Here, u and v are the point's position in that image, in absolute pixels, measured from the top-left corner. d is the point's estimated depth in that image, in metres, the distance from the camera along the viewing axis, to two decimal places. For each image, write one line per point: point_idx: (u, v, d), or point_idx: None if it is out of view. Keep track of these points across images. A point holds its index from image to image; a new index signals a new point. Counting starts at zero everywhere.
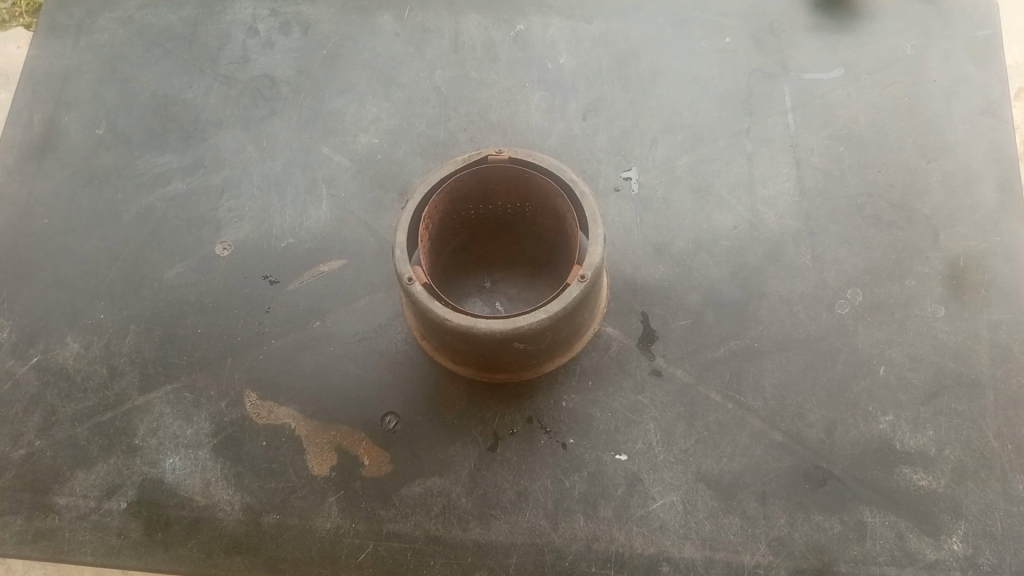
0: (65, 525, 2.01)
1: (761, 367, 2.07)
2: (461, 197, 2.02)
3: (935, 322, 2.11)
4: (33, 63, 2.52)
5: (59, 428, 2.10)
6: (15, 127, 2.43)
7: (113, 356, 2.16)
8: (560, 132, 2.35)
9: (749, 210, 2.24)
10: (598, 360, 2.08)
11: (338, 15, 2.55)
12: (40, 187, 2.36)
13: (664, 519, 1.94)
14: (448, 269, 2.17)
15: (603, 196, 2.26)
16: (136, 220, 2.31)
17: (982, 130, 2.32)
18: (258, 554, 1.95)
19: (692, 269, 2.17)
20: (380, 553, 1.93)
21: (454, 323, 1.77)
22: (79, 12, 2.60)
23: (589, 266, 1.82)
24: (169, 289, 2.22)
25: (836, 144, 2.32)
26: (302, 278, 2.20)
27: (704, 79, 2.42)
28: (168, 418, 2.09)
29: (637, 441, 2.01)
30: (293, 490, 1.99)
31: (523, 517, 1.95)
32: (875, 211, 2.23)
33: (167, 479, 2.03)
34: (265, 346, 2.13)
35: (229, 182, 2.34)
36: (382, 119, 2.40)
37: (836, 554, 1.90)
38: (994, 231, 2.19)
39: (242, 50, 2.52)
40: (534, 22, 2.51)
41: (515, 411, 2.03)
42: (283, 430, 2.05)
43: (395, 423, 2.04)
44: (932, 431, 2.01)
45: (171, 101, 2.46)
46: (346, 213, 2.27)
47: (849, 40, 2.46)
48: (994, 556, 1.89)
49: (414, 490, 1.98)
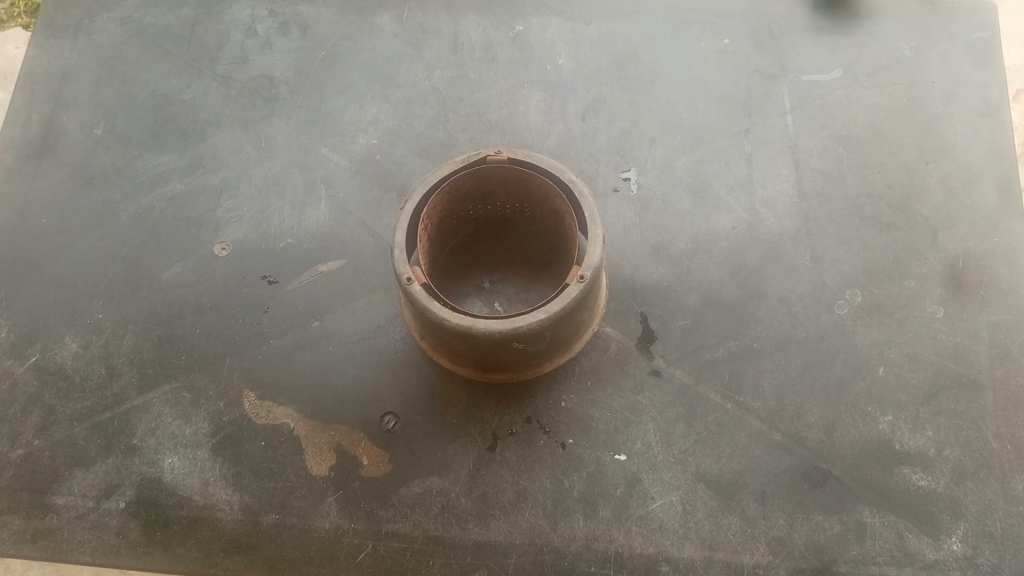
0: (63, 525, 2.00)
1: (760, 368, 2.07)
2: (460, 197, 2.02)
3: (934, 322, 2.11)
4: (32, 63, 2.52)
5: (57, 427, 2.09)
6: (14, 127, 2.43)
7: (112, 356, 2.15)
8: (559, 133, 2.36)
9: (748, 211, 2.24)
10: (597, 360, 2.08)
11: (337, 15, 2.55)
12: (39, 186, 2.35)
13: (663, 520, 1.94)
14: (448, 270, 2.17)
15: (602, 197, 2.26)
16: (135, 220, 2.30)
17: (981, 131, 2.32)
18: (256, 554, 1.94)
19: (692, 269, 2.17)
20: (378, 553, 1.93)
21: (453, 323, 1.77)
22: (79, 12, 2.60)
23: (589, 266, 1.82)
24: (168, 288, 2.22)
25: (834, 145, 2.32)
26: (301, 278, 2.19)
27: (703, 80, 2.42)
28: (167, 418, 2.08)
29: (636, 441, 2.01)
30: (292, 490, 1.99)
31: (522, 517, 1.95)
32: (873, 211, 2.23)
33: (166, 479, 2.03)
34: (264, 346, 2.13)
35: (228, 182, 2.34)
36: (381, 120, 2.40)
37: (835, 554, 1.90)
38: (992, 232, 2.20)
39: (241, 50, 2.52)
40: (533, 23, 2.51)
41: (514, 411, 2.03)
42: (282, 429, 2.05)
43: (394, 423, 2.03)
44: (931, 431, 2.01)
45: (170, 101, 2.46)
46: (345, 213, 2.27)
47: (847, 41, 2.46)
48: (993, 556, 1.89)
49: (413, 490, 1.98)
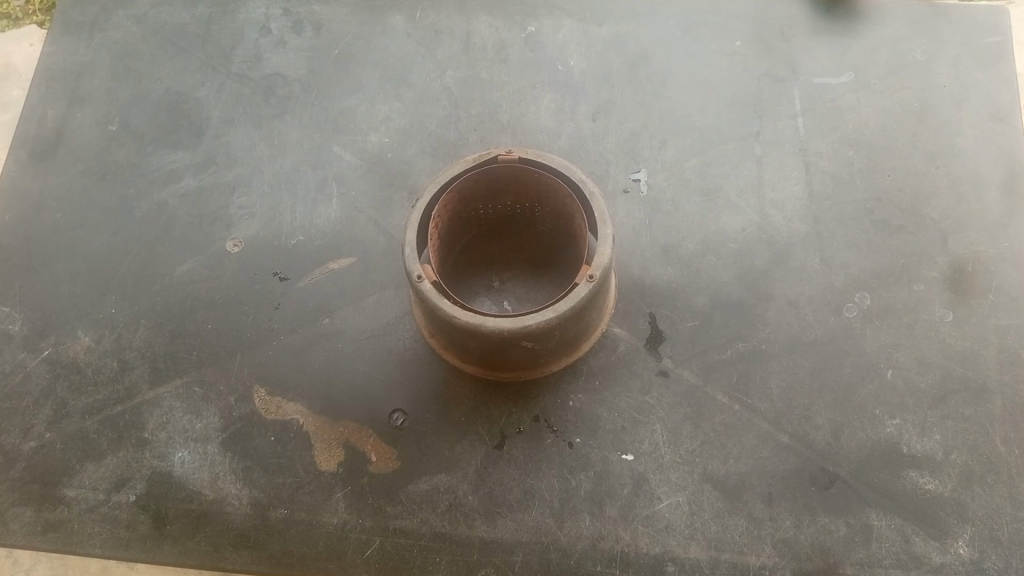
0: (74, 517, 2.02)
1: (768, 370, 2.07)
2: (470, 196, 2.03)
3: (942, 327, 2.11)
4: (49, 60, 2.55)
5: (68, 420, 2.11)
6: (28, 123, 2.46)
7: (124, 350, 2.17)
8: (569, 134, 2.36)
9: (758, 213, 2.25)
10: (605, 360, 2.09)
11: (350, 15, 2.57)
12: (53, 181, 2.38)
13: (669, 520, 1.95)
14: (457, 268, 2.18)
15: (612, 197, 2.27)
16: (148, 216, 2.32)
17: (991, 137, 2.33)
18: (263, 549, 1.96)
19: (701, 271, 2.18)
20: (386, 549, 1.94)
21: (462, 321, 1.78)
22: (95, 10, 2.62)
23: (598, 265, 1.82)
24: (180, 285, 2.24)
25: (844, 148, 2.32)
26: (311, 275, 2.21)
27: (714, 82, 2.43)
28: (178, 413, 2.10)
29: (643, 441, 2.02)
30: (301, 485, 2.01)
31: (529, 515, 1.96)
32: (884, 215, 2.23)
33: (175, 473, 2.04)
34: (274, 342, 2.15)
35: (240, 179, 2.35)
36: (392, 119, 2.42)
37: (841, 556, 1.91)
38: (1002, 237, 2.20)
39: (255, 49, 2.54)
40: (545, 24, 2.52)
41: (522, 410, 2.04)
42: (291, 426, 2.06)
43: (402, 421, 2.04)
44: (938, 435, 2.01)
45: (184, 99, 2.48)
46: (355, 212, 2.29)
47: (858, 45, 2.47)
48: (1000, 560, 1.89)
49: (421, 487, 1.99)
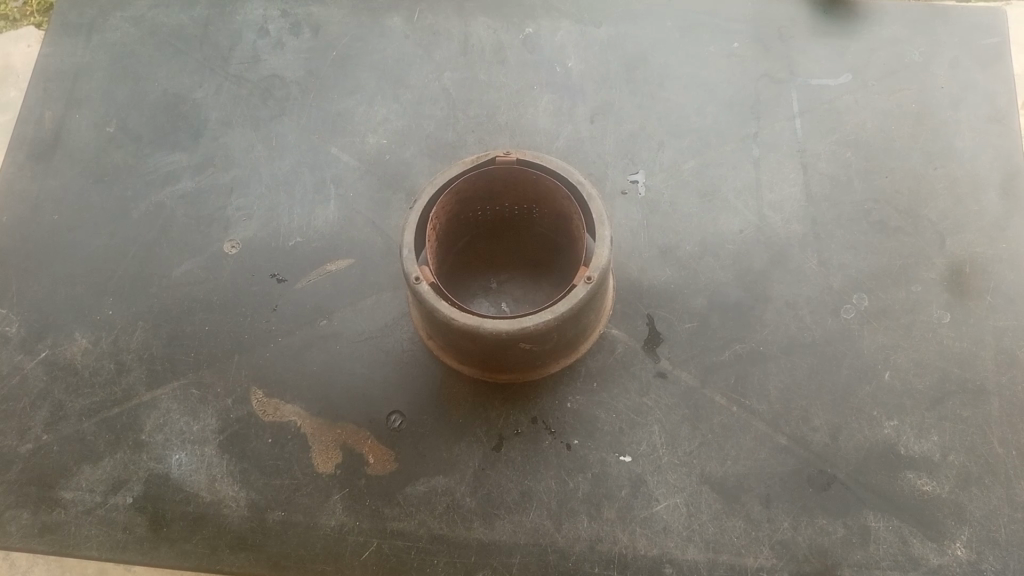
0: (70, 520, 2.02)
1: (766, 371, 2.07)
2: (468, 198, 2.03)
3: (940, 328, 2.11)
4: (46, 61, 2.54)
5: (65, 422, 2.11)
6: (25, 124, 2.45)
7: (121, 352, 2.17)
8: (567, 135, 2.37)
9: (756, 214, 2.25)
10: (603, 361, 2.09)
11: (349, 16, 2.57)
12: (51, 183, 2.37)
13: (666, 522, 1.95)
14: (455, 269, 2.18)
15: (610, 199, 2.27)
16: (146, 218, 2.32)
17: (989, 138, 2.33)
18: (260, 551, 1.95)
19: (698, 272, 2.18)
20: (383, 551, 1.94)
21: (459, 322, 1.78)
22: (93, 11, 2.62)
23: (596, 267, 1.82)
24: (178, 286, 2.23)
25: (842, 150, 2.32)
26: (309, 277, 2.21)
27: (711, 84, 2.43)
28: (175, 415, 2.10)
29: (641, 443, 2.02)
30: (299, 487, 2.00)
31: (527, 517, 1.96)
32: (882, 217, 2.24)
33: (172, 475, 2.04)
34: (272, 344, 2.14)
35: (238, 181, 2.35)
36: (391, 120, 2.42)
37: (839, 558, 1.90)
38: (999, 238, 2.20)
39: (253, 50, 2.53)
40: (543, 26, 2.52)
41: (520, 412, 2.04)
42: (289, 428, 2.06)
43: (400, 422, 2.04)
44: (936, 437, 2.01)
45: (182, 100, 2.47)
46: (353, 214, 2.28)
47: (855, 47, 2.47)
48: (998, 562, 1.89)
49: (418, 489, 1.98)
